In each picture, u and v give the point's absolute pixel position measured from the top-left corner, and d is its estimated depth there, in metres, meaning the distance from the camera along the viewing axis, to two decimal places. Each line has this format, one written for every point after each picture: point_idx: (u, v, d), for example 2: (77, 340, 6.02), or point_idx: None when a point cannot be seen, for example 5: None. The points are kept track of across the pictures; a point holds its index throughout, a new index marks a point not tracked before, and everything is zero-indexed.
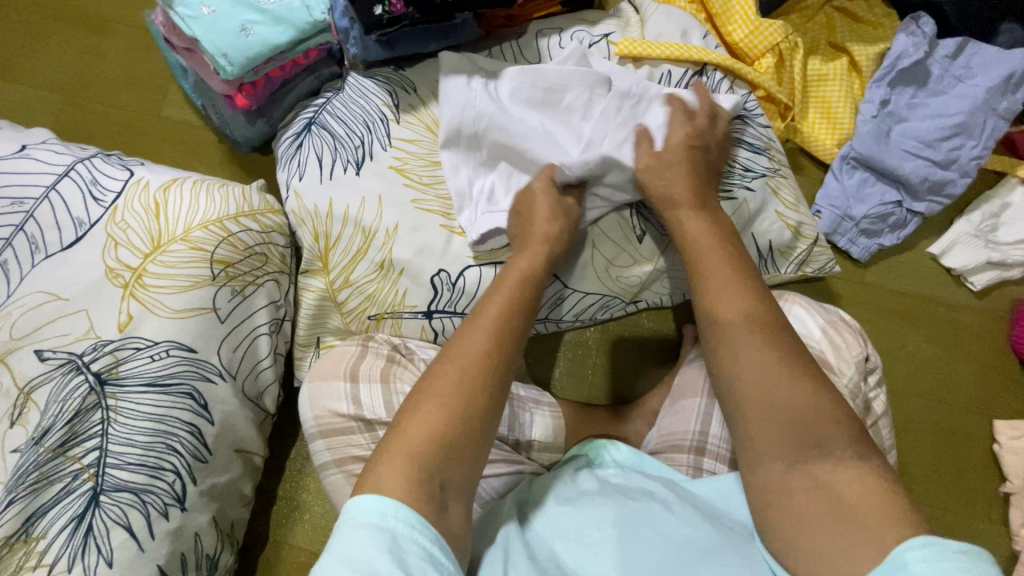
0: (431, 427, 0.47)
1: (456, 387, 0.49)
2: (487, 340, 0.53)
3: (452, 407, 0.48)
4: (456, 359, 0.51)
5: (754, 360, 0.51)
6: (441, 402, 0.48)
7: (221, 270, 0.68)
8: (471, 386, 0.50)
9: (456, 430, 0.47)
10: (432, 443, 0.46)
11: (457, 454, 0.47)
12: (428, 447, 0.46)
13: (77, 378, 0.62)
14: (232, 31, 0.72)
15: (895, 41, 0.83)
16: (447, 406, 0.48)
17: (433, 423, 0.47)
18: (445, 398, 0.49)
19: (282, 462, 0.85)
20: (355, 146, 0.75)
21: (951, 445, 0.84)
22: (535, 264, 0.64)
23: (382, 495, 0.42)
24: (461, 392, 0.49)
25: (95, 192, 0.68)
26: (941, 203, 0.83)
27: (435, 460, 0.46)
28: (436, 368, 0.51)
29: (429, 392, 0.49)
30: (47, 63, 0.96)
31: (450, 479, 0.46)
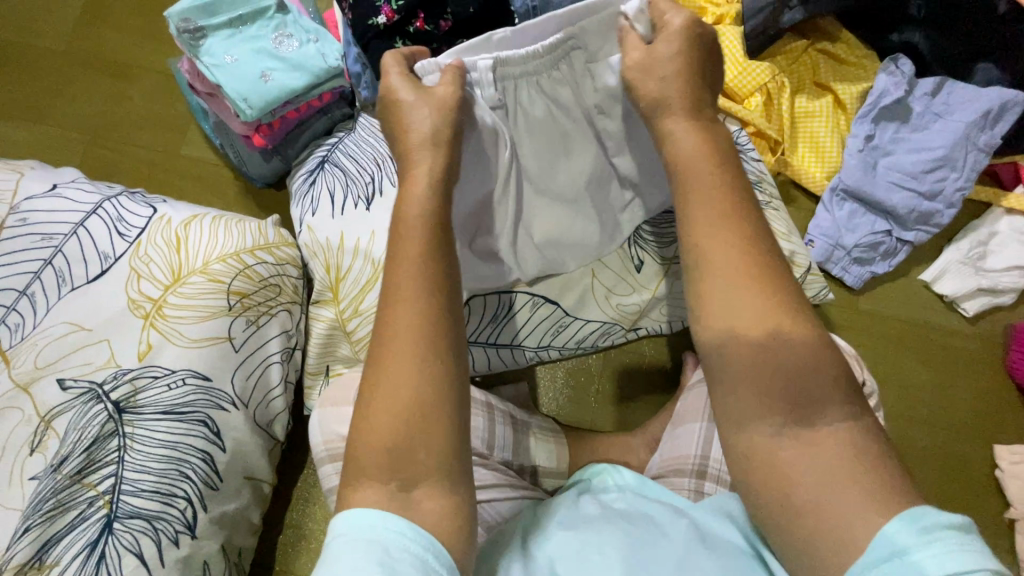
0: (389, 432, 0.43)
1: (401, 381, 0.43)
2: (421, 312, 0.44)
3: (405, 406, 0.43)
4: (391, 354, 0.44)
5: None
6: (381, 411, 0.43)
7: (237, 301, 0.71)
8: (419, 375, 0.43)
9: (405, 432, 0.43)
10: (386, 450, 0.43)
11: (410, 455, 0.42)
12: (381, 459, 0.43)
13: (96, 406, 0.64)
14: (253, 78, 0.78)
15: (875, 81, 0.88)
16: (398, 405, 0.43)
17: (383, 433, 0.43)
18: (394, 399, 0.43)
19: (290, 489, 0.86)
20: (366, 183, 0.79)
21: (952, 469, 0.84)
22: (436, 196, 0.49)
23: (368, 506, 0.41)
24: (409, 385, 0.43)
25: (120, 228, 0.72)
26: (928, 232, 0.86)
27: (383, 469, 0.43)
28: (365, 373, 0.45)
29: (364, 403, 0.44)
30: (75, 107, 1.02)
31: (418, 477, 0.43)
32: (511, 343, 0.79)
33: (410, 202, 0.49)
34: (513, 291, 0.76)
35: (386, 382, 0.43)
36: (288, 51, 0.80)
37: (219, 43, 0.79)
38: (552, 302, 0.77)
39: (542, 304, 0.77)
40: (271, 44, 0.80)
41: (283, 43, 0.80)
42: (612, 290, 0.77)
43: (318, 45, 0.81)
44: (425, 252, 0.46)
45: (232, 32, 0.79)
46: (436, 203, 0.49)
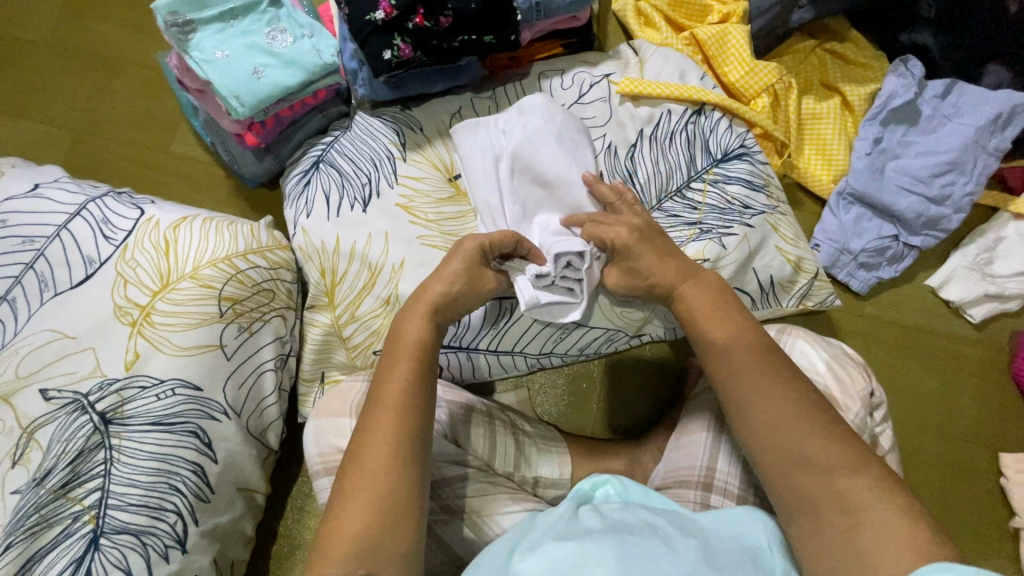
0: (355, 530, 0.48)
1: (372, 483, 0.49)
2: (395, 426, 0.52)
3: (372, 506, 0.49)
4: (367, 457, 0.51)
5: (771, 408, 0.52)
6: (353, 513, 0.49)
7: (228, 307, 0.68)
8: (387, 480, 0.50)
9: (370, 533, 0.48)
10: (350, 550, 0.47)
11: (373, 554, 0.47)
12: (347, 557, 0.47)
13: (82, 418, 0.62)
14: (245, 74, 0.75)
15: (884, 82, 0.86)
16: (368, 506, 0.49)
17: (349, 533, 0.48)
18: (365, 499, 0.49)
19: (284, 498, 0.83)
20: (362, 184, 0.77)
21: (957, 478, 0.83)
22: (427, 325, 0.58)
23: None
24: (380, 488, 0.49)
25: (105, 231, 0.69)
26: (936, 237, 0.85)
27: (348, 563, 0.47)
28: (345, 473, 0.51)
29: (339, 502, 0.50)
30: (60, 101, 0.98)
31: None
32: (511, 350, 0.77)
33: (403, 328, 0.57)
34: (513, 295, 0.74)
35: (360, 485, 0.50)
36: (281, 46, 0.77)
37: (209, 38, 0.76)
38: None
39: None
40: (264, 39, 0.77)
41: (276, 38, 0.77)
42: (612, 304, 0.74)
43: (313, 41, 0.78)
44: (411, 369, 0.55)
45: (222, 26, 0.76)
46: (428, 328, 0.58)
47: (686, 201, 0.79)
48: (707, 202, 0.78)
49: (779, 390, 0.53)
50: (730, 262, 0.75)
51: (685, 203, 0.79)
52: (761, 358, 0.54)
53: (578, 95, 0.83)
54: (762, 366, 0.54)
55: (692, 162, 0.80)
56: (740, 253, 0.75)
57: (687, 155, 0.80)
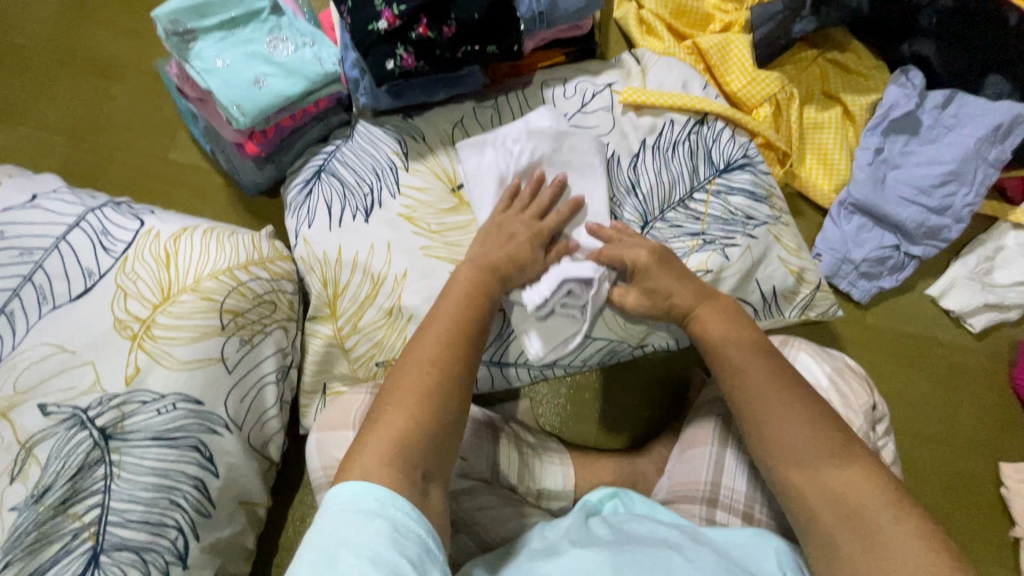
0: (399, 426, 0.52)
1: (421, 390, 0.54)
2: (445, 346, 0.57)
3: (417, 408, 0.53)
4: (417, 367, 0.56)
5: (793, 433, 0.53)
6: (401, 415, 0.53)
7: (230, 320, 0.68)
8: (436, 390, 0.55)
9: (415, 432, 0.52)
10: (395, 447, 0.51)
11: (416, 450, 0.51)
12: (399, 454, 0.50)
13: (81, 434, 0.61)
14: (245, 84, 0.74)
15: (885, 92, 0.86)
16: (414, 407, 0.53)
17: (392, 432, 0.51)
18: (411, 402, 0.53)
19: (285, 509, 0.83)
20: (364, 194, 0.77)
21: (957, 487, 0.84)
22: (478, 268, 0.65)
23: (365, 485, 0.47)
24: (427, 394, 0.54)
25: (105, 243, 0.68)
26: (937, 247, 0.85)
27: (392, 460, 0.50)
28: (392, 383, 0.55)
29: (388, 406, 0.54)
30: (56, 108, 0.97)
31: (430, 474, 0.52)
32: (515, 361, 0.76)
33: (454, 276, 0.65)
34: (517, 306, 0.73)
35: (411, 390, 0.54)
36: (282, 56, 0.76)
37: (210, 47, 0.75)
38: None
39: None
40: (265, 48, 0.76)
41: (277, 47, 0.76)
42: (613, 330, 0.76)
43: (315, 49, 0.77)
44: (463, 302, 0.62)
45: (223, 35, 0.75)
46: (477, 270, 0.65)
47: (689, 212, 0.79)
48: (710, 213, 0.78)
49: (797, 408, 0.54)
50: (733, 273, 0.75)
51: (688, 213, 0.79)
52: (783, 379, 0.55)
53: (581, 104, 0.83)
54: (783, 385, 0.55)
55: (695, 171, 0.80)
56: (743, 264, 0.75)
57: (691, 165, 0.80)
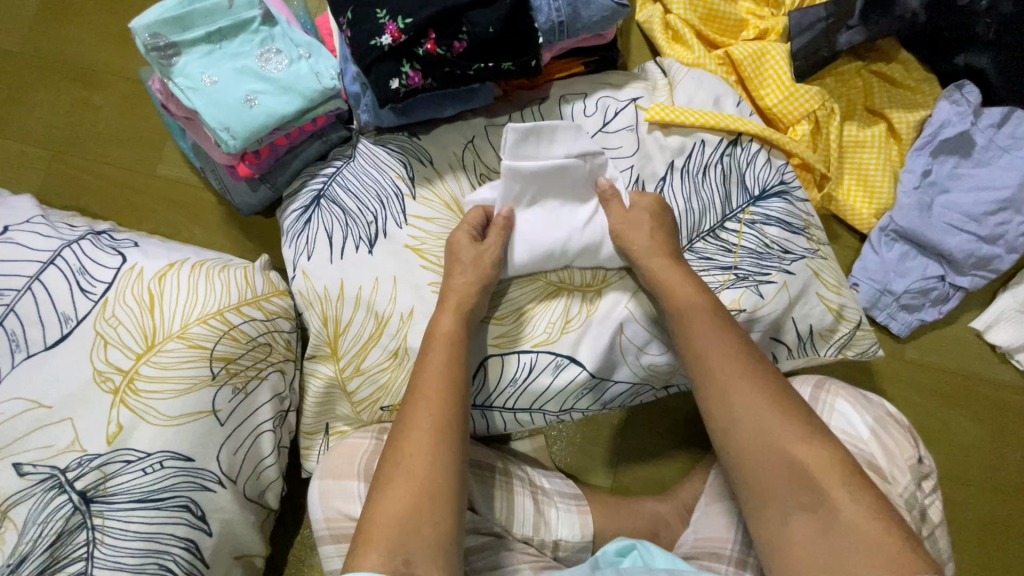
0: (390, 513, 0.50)
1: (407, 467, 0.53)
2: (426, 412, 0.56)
3: (405, 488, 0.51)
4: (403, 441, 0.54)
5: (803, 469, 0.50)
6: (389, 501, 0.51)
7: (221, 368, 0.62)
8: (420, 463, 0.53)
9: (405, 516, 0.50)
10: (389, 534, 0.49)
11: (407, 535, 0.49)
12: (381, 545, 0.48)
13: (59, 497, 0.56)
14: (235, 103, 0.67)
15: (936, 108, 0.80)
16: (401, 488, 0.51)
17: (382, 519, 0.50)
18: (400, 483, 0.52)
19: (286, 554, 0.78)
20: (367, 222, 0.70)
21: (999, 535, 0.79)
22: (458, 317, 0.63)
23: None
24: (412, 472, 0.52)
25: (83, 282, 0.62)
26: (986, 278, 0.79)
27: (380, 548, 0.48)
28: (384, 463, 0.54)
29: (377, 492, 0.52)
30: (35, 118, 0.90)
31: (415, 560, 0.48)
32: (529, 406, 0.71)
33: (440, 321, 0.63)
34: (533, 350, 0.69)
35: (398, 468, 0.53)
36: (275, 70, 0.69)
37: (195, 62, 0.68)
38: (577, 361, 0.69)
39: (565, 365, 0.69)
40: (256, 62, 0.69)
41: (270, 60, 0.69)
42: (645, 317, 0.69)
43: (311, 62, 0.70)
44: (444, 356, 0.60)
45: (210, 48, 0.68)
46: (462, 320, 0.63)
47: (721, 243, 0.73)
48: (743, 245, 0.72)
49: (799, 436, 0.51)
50: (769, 313, 0.69)
51: (720, 244, 0.72)
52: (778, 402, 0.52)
53: (602, 123, 0.75)
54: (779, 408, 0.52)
55: (727, 197, 0.73)
56: (778, 303, 0.69)
57: (723, 190, 0.73)
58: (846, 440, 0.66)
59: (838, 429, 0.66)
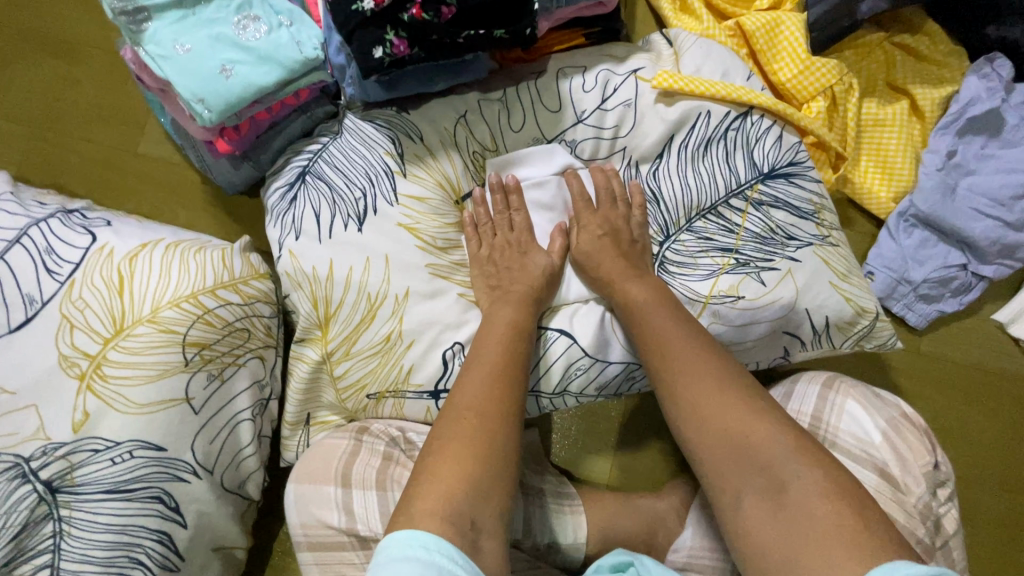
0: (460, 469, 0.46)
1: (476, 428, 0.49)
2: (492, 384, 0.53)
3: (476, 448, 0.48)
4: (468, 406, 0.51)
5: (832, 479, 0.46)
6: (445, 464, 0.47)
7: (195, 354, 0.59)
8: (492, 426, 0.50)
9: (477, 477, 0.46)
10: (458, 489, 0.45)
11: (484, 495, 0.46)
12: (445, 502, 0.44)
13: (23, 487, 0.53)
14: (210, 72, 0.63)
15: (964, 84, 0.74)
16: (472, 448, 0.48)
17: (450, 477, 0.46)
18: (467, 442, 0.48)
19: (270, 546, 0.76)
20: (355, 200, 0.67)
21: (1018, 539, 0.75)
22: (522, 312, 0.63)
23: (423, 530, 0.41)
24: (483, 433, 0.49)
25: (49, 263, 0.58)
26: (1011, 267, 0.74)
27: (452, 504, 0.44)
28: (443, 425, 0.51)
29: (432, 455, 0.48)
30: (13, 92, 0.87)
31: (480, 523, 0.44)
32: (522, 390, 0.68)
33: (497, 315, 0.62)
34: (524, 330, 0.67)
35: (465, 427, 0.50)
36: (253, 39, 0.65)
37: (167, 28, 0.64)
38: (569, 334, 0.67)
39: (555, 339, 0.67)
40: (233, 29, 0.64)
41: (247, 28, 0.65)
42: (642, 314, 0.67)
43: (292, 31, 0.66)
44: (508, 339, 0.59)
45: (183, 14, 0.64)
46: (524, 311, 0.63)
47: (723, 222, 0.69)
48: (747, 227, 0.68)
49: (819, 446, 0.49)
50: (773, 301, 0.65)
51: (721, 224, 0.69)
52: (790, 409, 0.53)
53: (601, 99, 0.70)
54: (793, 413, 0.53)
55: (733, 177, 0.69)
56: (784, 290, 0.65)
57: (728, 171, 0.69)
58: (856, 445, 0.62)
59: (847, 432, 0.62)
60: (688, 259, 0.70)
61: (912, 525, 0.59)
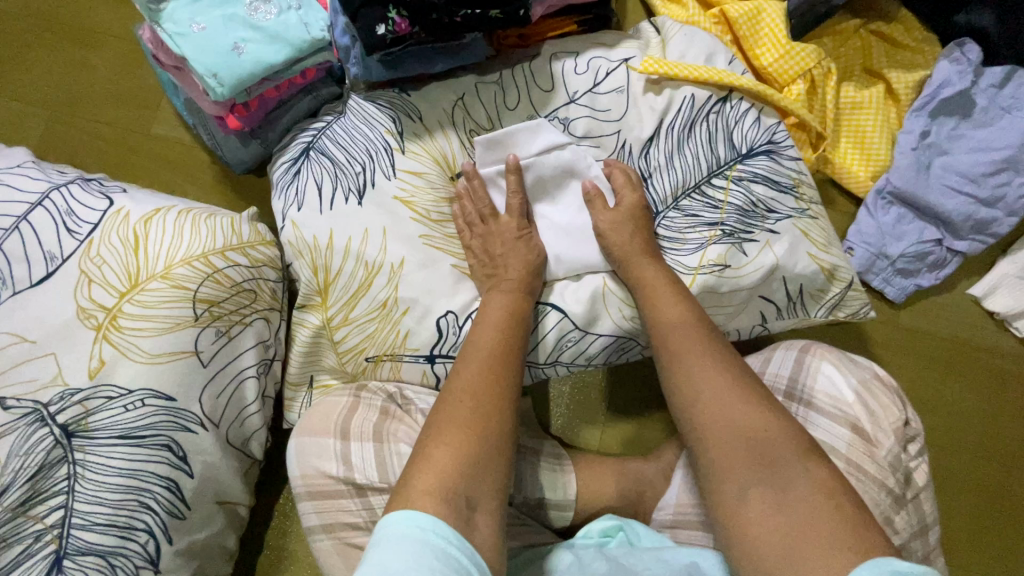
0: (453, 452, 0.49)
1: (468, 413, 0.52)
2: (484, 372, 0.56)
3: (467, 432, 0.50)
4: (461, 394, 0.54)
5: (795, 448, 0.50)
6: (442, 444, 0.50)
7: (204, 310, 0.62)
8: (481, 412, 0.52)
9: (468, 460, 0.49)
10: (451, 471, 0.48)
11: (476, 477, 0.48)
12: (442, 482, 0.47)
13: (41, 430, 0.56)
14: (224, 49, 0.67)
15: (936, 68, 0.78)
16: (463, 433, 0.50)
17: (443, 461, 0.48)
18: (459, 427, 0.51)
19: (271, 508, 0.79)
20: (356, 174, 0.70)
21: (994, 505, 0.77)
22: (513, 299, 0.65)
23: (418, 513, 0.44)
24: (473, 418, 0.52)
25: (69, 224, 0.62)
26: (984, 242, 0.77)
27: (445, 485, 0.46)
28: (438, 412, 0.53)
29: (429, 439, 0.51)
30: (33, 77, 0.91)
31: (474, 500, 0.47)
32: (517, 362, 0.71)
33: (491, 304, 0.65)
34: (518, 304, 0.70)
35: (458, 414, 0.52)
36: (264, 19, 0.69)
37: (183, 9, 0.68)
38: (560, 310, 0.69)
39: (547, 314, 0.69)
40: (245, 10, 0.68)
41: (259, 9, 0.69)
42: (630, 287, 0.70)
43: (301, 13, 0.70)
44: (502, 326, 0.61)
45: None
46: (515, 299, 0.65)
47: (707, 199, 0.72)
48: (730, 202, 0.71)
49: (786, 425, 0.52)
50: (753, 271, 0.68)
51: (705, 202, 0.72)
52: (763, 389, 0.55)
53: (592, 83, 0.74)
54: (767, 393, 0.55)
55: (714, 156, 0.73)
56: (765, 263, 0.68)
57: (710, 149, 0.73)
58: (830, 404, 0.64)
59: (823, 392, 0.65)
60: (677, 236, 0.72)
61: (883, 478, 0.62)
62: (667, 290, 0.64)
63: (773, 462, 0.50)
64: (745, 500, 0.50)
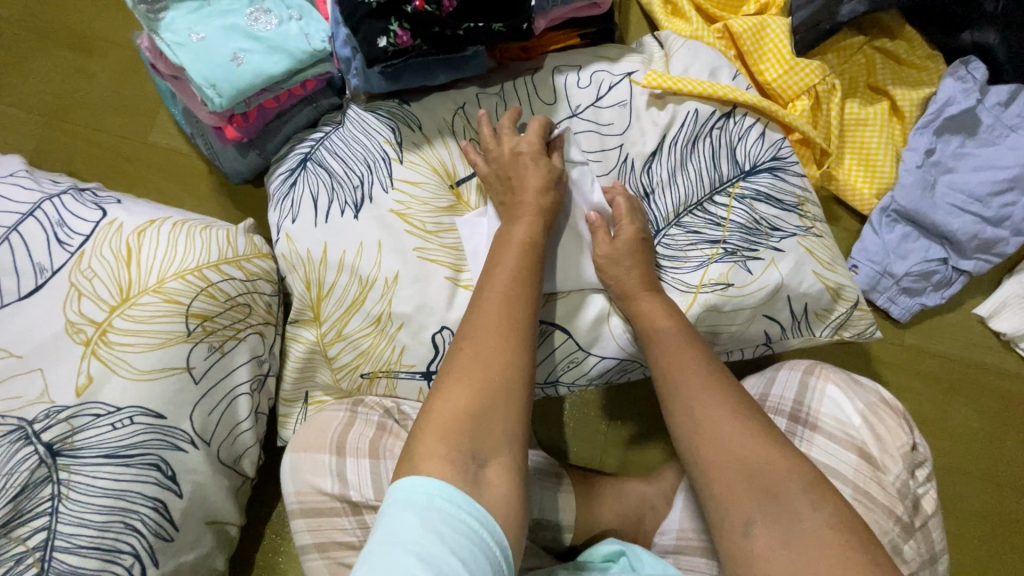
0: (461, 402, 0.47)
1: (477, 357, 0.50)
2: (496, 311, 0.53)
3: (475, 379, 0.48)
4: (470, 336, 0.51)
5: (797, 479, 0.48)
6: (449, 395, 0.48)
7: (197, 325, 0.61)
8: (491, 352, 0.50)
9: (476, 410, 0.47)
10: (458, 423, 0.46)
11: (484, 428, 0.46)
12: (445, 440, 0.45)
13: (25, 449, 0.55)
14: (222, 60, 0.66)
15: (940, 86, 0.78)
16: (471, 380, 0.48)
17: (451, 411, 0.47)
18: (467, 373, 0.49)
19: (262, 527, 0.77)
20: (354, 186, 0.69)
21: (1002, 529, 0.76)
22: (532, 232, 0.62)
23: (425, 478, 0.43)
24: (483, 360, 0.49)
25: (61, 235, 0.61)
26: (990, 262, 0.77)
27: (453, 440, 0.45)
28: (449, 356, 0.51)
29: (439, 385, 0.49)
30: (29, 84, 0.90)
31: (482, 455, 0.45)
32: None
33: (511, 235, 0.62)
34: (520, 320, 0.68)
35: (468, 355, 0.50)
36: (264, 29, 0.68)
37: (182, 18, 0.67)
38: (564, 329, 0.68)
39: (550, 333, 0.67)
40: (245, 20, 0.68)
41: (259, 20, 0.68)
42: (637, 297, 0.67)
43: (302, 24, 0.69)
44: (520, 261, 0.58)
45: (198, 5, 0.68)
46: (535, 229, 0.62)
47: (709, 216, 0.71)
48: (732, 219, 0.70)
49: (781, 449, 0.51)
50: (758, 290, 0.67)
51: (707, 218, 0.71)
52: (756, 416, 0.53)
53: (596, 97, 0.73)
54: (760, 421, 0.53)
55: (717, 172, 0.72)
56: (770, 281, 0.67)
57: (714, 165, 0.72)
58: (836, 427, 0.63)
59: (828, 415, 0.64)
60: (678, 252, 0.71)
61: (890, 504, 0.60)
62: (657, 303, 0.64)
63: (776, 491, 0.48)
64: (749, 528, 0.48)
